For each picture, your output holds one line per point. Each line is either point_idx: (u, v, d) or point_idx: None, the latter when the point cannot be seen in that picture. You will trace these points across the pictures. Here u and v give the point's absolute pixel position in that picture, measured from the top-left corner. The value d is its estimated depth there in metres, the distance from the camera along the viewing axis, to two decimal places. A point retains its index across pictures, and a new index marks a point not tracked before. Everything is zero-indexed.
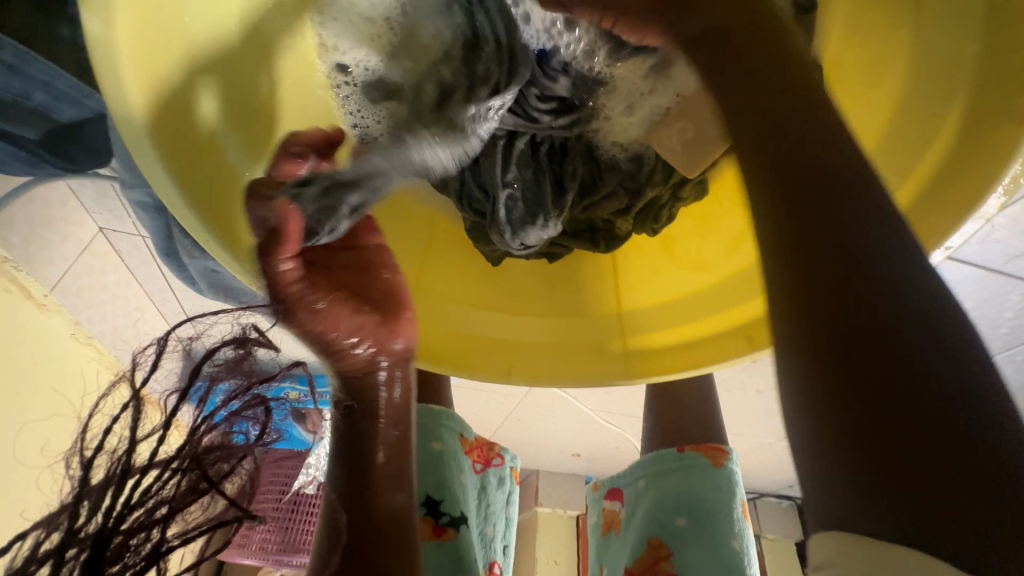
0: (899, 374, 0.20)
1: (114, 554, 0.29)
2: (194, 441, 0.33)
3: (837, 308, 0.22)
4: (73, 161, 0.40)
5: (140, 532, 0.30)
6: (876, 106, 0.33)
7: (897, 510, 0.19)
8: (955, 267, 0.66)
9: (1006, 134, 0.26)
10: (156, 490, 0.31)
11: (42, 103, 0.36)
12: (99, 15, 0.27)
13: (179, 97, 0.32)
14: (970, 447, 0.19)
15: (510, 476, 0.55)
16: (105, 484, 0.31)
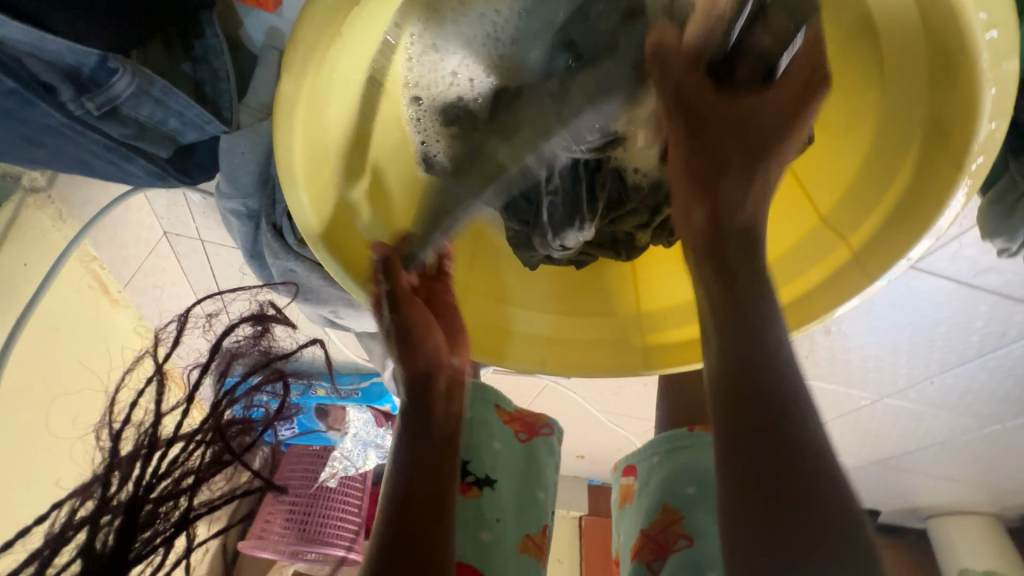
0: (784, 442, 0.28)
1: (145, 519, 0.47)
2: (215, 415, 0.53)
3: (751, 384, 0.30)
4: (188, 174, 0.48)
5: (170, 500, 0.48)
6: (854, 147, 0.42)
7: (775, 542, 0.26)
8: (930, 280, 0.74)
9: (947, 176, 0.34)
10: (184, 461, 0.51)
11: (174, 128, 0.44)
12: (290, 76, 0.35)
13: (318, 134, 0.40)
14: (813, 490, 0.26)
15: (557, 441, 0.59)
16: (129, 460, 0.49)
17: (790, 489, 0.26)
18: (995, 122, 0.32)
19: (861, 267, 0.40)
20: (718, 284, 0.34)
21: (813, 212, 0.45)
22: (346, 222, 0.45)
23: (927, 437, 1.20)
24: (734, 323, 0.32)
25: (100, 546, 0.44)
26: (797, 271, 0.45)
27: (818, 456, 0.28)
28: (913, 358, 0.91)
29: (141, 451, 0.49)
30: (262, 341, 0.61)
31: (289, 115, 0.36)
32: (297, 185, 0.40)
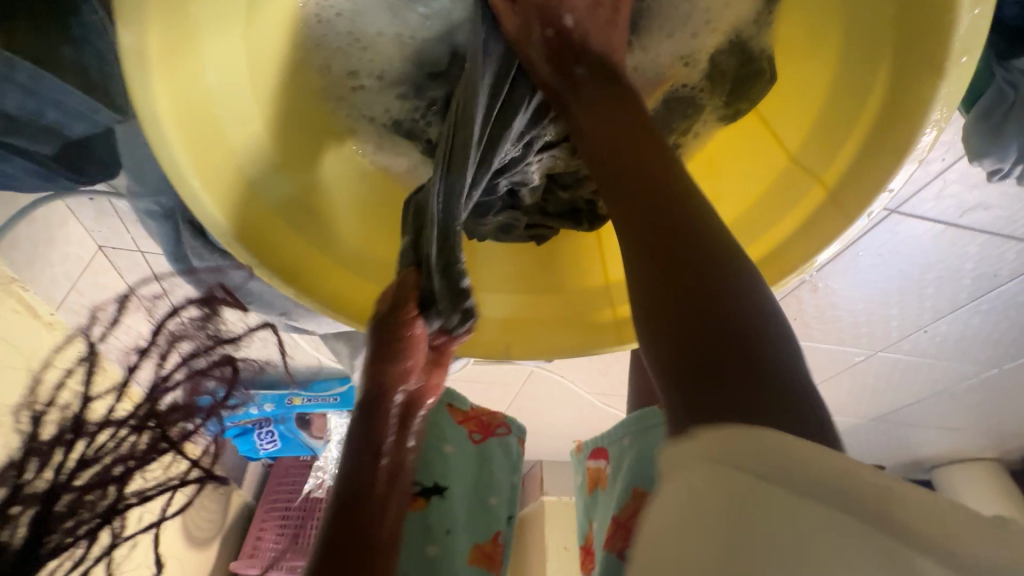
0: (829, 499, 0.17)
1: (66, 510, 0.39)
2: (154, 401, 0.43)
3: (688, 292, 0.23)
4: (83, 173, 0.43)
5: (95, 491, 0.40)
6: (821, 69, 0.36)
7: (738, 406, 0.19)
8: (916, 224, 0.70)
9: (928, 80, 0.29)
10: (114, 448, 0.42)
11: (55, 121, 0.38)
12: (131, 28, 0.28)
13: (192, 46, 0.31)
14: (778, 409, 0.19)
15: (516, 444, 0.58)
16: (49, 446, 0.40)
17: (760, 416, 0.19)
18: (978, 8, 0.27)
19: (837, 207, 0.36)
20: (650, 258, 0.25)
21: (781, 150, 0.40)
22: (234, 187, 0.36)
23: (923, 389, 1.18)
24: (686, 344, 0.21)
25: (8, 538, 0.38)
26: (773, 217, 0.40)
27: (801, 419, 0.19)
28: (903, 310, 0.88)
29: (64, 436, 0.40)
30: (211, 322, 0.49)
31: (144, 82, 0.29)
32: (171, 143, 0.32)
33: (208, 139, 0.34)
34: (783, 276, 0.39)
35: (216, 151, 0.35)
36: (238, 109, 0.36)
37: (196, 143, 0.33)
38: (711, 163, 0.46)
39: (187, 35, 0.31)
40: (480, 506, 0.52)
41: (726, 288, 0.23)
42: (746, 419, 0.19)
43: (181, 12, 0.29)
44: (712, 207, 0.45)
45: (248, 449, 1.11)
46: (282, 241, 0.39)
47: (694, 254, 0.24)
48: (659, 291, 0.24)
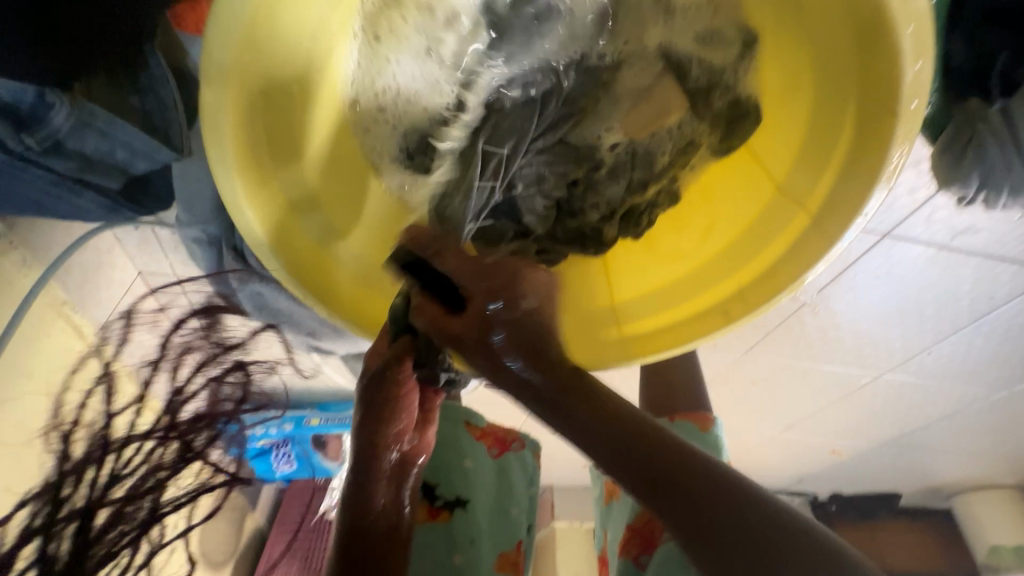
0: (720, 504, 0.28)
1: (112, 520, 0.41)
2: (173, 411, 0.45)
3: (669, 465, 0.30)
4: (141, 203, 0.48)
5: (134, 501, 0.42)
6: (799, 110, 0.41)
7: (724, 542, 0.27)
8: (909, 247, 0.73)
9: (885, 122, 0.33)
10: (146, 460, 0.44)
11: (123, 160, 0.44)
12: (212, 86, 0.34)
13: (255, 94, 0.36)
14: (732, 526, 0.28)
15: (534, 458, 0.62)
16: (84, 462, 0.42)
17: (729, 530, 0.28)
18: (920, 61, 0.30)
19: (822, 230, 0.40)
20: (610, 450, 0.32)
21: (768, 179, 0.45)
22: (292, 235, 0.42)
23: (935, 411, 1.18)
24: (653, 467, 0.30)
25: (55, 551, 0.40)
26: (764, 240, 0.44)
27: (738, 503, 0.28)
28: (906, 330, 0.90)
29: (94, 454, 0.42)
30: (214, 331, 0.49)
31: (218, 126, 0.36)
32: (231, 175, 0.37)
33: (275, 199, 0.40)
34: (773, 297, 0.43)
35: (273, 183, 0.40)
36: (290, 146, 0.40)
37: (260, 200, 0.39)
38: (707, 190, 0.51)
39: (253, 87, 0.36)
40: (499, 515, 0.54)
41: (715, 475, 0.29)
42: (705, 514, 0.28)
43: (246, 63, 0.34)
44: (707, 231, 0.50)
45: (265, 470, 1.14)
46: (328, 274, 0.44)
47: (603, 406, 0.33)
48: (618, 455, 0.31)
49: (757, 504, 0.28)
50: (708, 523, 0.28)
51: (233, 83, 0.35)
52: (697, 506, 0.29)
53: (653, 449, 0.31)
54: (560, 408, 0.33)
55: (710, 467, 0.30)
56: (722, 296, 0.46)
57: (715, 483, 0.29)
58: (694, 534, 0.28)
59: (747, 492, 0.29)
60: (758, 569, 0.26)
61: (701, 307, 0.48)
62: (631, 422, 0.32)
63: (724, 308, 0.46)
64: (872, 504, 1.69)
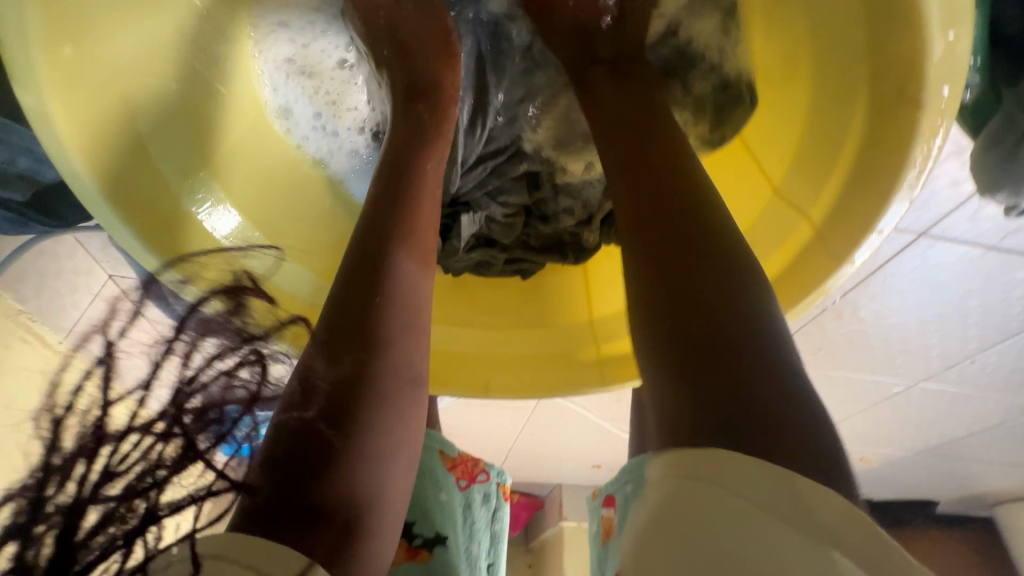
0: (747, 368, 0.21)
1: (27, 561, 0.18)
2: (187, 396, 0.21)
3: (693, 279, 0.23)
4: (59, 215, 0.43)
5: (109, 529, 0.19)
6: (790, 101, 0.34)
7: (703, 373, 0.21)
8: (949, 248, 0.63)
9: (904, 112, 0.26)
10: (140, 465, 0.20)
11: (27, 168, 0.39)
12: (34, 88, 0.28)
13: (107, 96, 0.32)
14: (752, 375, 0.20)
15: (498, 492, 0.56)
16: (82, 450, 0.20)
17: (732, 375, 0.21)
18: (952, 31, 0.24)
19: (827, 247, 0.32)
20: (651, 204, 0.26)
21: (765, 182, 0.36)
22: (194, 241, 0.35)
23: (979, 422, 1.07)
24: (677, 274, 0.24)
25: (32, 564, 0.18)
26: (760, 254, 0.36)
27: (793, 390, 0.20)
28: (945, 337, 0.80)
29: (97, 437, 0.20)
30: (245, 319, 0.26)
31: (60, 136, 0.29)
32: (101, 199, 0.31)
33: (148, 191, 0.34)
34: None
35: (163, 203, 0.34)
36: (172, 159, 0.35)
37: (134, 198, 0.33)
38: None
39: (104, 93, 0.31)
40: (466, 555, 0.50)
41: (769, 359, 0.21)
42: (721, 354, 0.21)
43: (79, 64, 0.30)
44: None
45: None
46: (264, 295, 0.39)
47: (669, 187, 0.26)
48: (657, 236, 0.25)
49: (793, 390, 0.20)
50: (721, 373, 0.21)
51: (58, 80, 0.29)
52: (714, 294, 0.22)
53: (684, 225, 0.25)
54: (652, 167, 0.28)
55: (751, 321, 0.22)
56: None
57: (747, 332, 0.22)
58: (682, 369, 0.21)
59: (781, 364, 0.21)
60: (715, 464, 0.19)
61: None
62: (695, 206, 0.26)
63: None
64: (908, 511, 1.59)
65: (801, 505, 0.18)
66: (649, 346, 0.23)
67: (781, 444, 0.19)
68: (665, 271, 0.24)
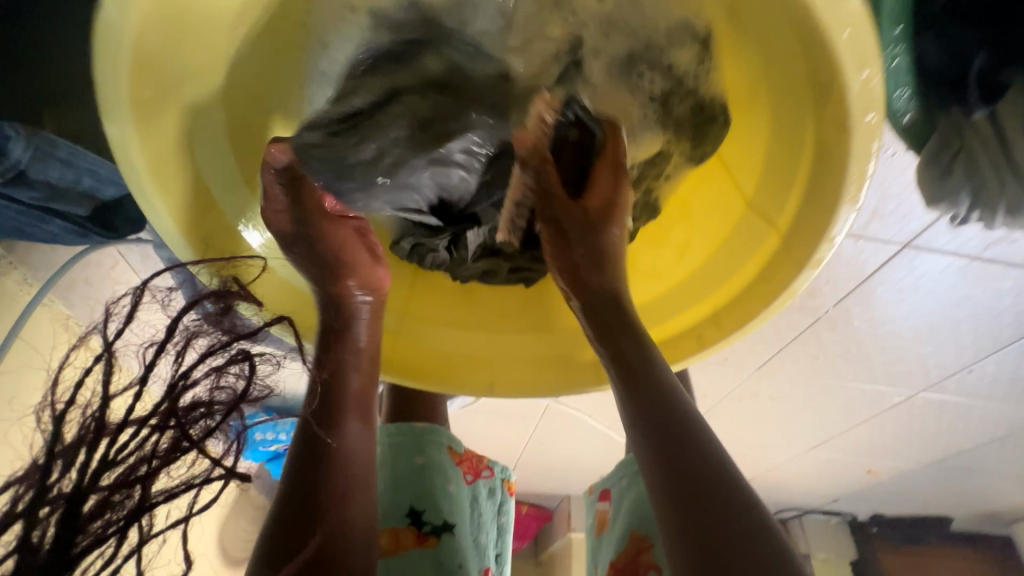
0: (700, 477, 0.30)
1: (94, 511, 0.28)
2: (173, 396, 0.30)
3: (668, 416, 0.32)
4: (114, 228, 0.49)
5: (122, 490, 0.28)
6: (760, 125, 0.38)
7: (689, 494, 0.29)
8: (934, 258, 0.66)
9: (840, 140, 0.30)
10: (137, 447, 0.30)
11: (90, 186, 0.45)
12: (116, 123, 0.33)
13: (173, 133, 0.36)
14: (710, 489, 0.29)
15: (502, 487, 0.60)
16: (76, 446, 0.29)
17: (707, 498, 0.29)
18: (865, 71, 0.28)
19: (790, 255, 0.36)
20: (623, 368, 0.35)
21: (739, 197, 0.41)
22: (239, 252, 0.40)
23: (984, 433, 1.08)
24: (656, 412, 0.33)
25: (40, 540, 0.26)
26: (737, 261, 0.40)
27: (739, 498, 0.29)
28: (940, 346, 0.82)
29: (90, 437, 0.29)
30: (229, 319, 0.35)
31: (130, 161, 0.34)
32: (163, 214, 0.36)
33: (199, 206, 0.38)
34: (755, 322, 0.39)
35: (213, 218, 0.39)
36: (223, 176, 0.40)
37: (187, 213, 0.37)
38: (685, 207, 0.45)
39: (173, 129, 0.36)
40: (474, 545, 0.53)
41: (712, 461, 0.30)
42: (693, 474, 0.30)
43: (157, 106, 0.34)
44: (684, 249, 0.44)
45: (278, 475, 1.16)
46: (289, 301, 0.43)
47: (629, 346, 0.36)
48: (633, 388, 0.34)
49: (741, 493, 0.29)
50: (702, 493, 0.29)
51: (136, 118, 0.33)
52: (679, 436, 0.31)
53: (643, 374, 0.35)
54: (615, 321, 0.38)
55: (709, 452, 0.31)
56: (699, 318, 0.42)
57: (699, 450, 0.31)
58: (671, 493, 0.30)
59: (721, 472, 0.30)
60: (712, 561, 0.27)
61: (672, 331, 0.43)
62: (648, 365, 0.35)
63: (694, 333, 0.42)
64: (920, 527, 1.57)
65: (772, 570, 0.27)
66: (656, 511, 0.30)
67: (736, 521, 0.28)
68: (646, 412, 0.33)
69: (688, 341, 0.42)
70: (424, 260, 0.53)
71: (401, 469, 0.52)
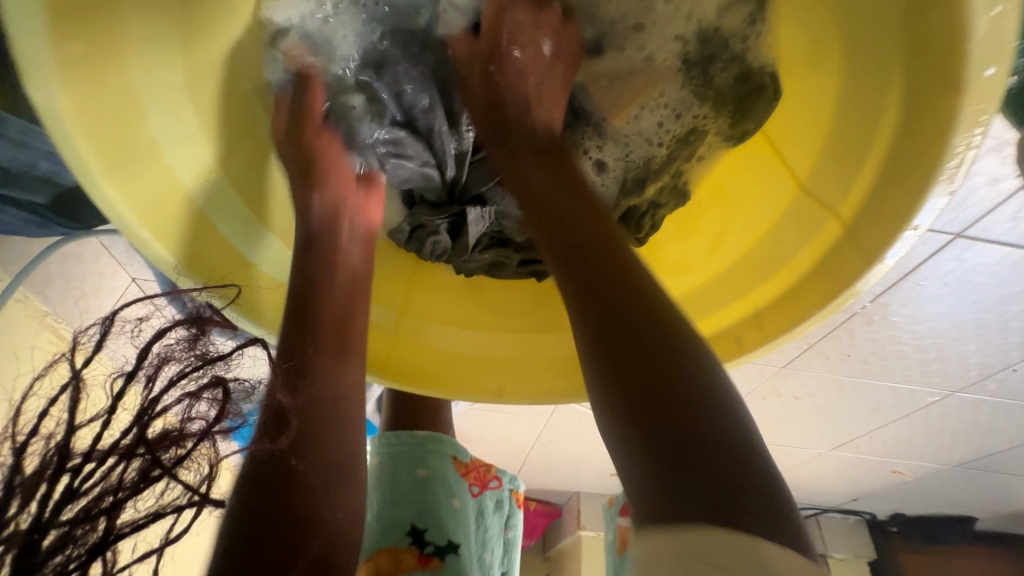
0: (674, 407, 0.19)
1: (46, 558, 0.19)
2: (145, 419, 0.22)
3: (607, 302, 0.22)
4: (80, 218, 0.44)
5: (81, 528, 0.20)
6: (820, 93, 0.32)
7: (655, 399, 0.19)
8: (989, 249, 0.60)
9: (944, 100, 0.24)
10: (105, 480, 0.21)
11: (48, 171, 0.40)
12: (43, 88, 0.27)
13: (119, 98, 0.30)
14: (689, 424, 0.19)
15: (511, 499, 0.55)
16: (40, 482, 0.20)
17: (675, 417, 0.19)
18: (999, 5, 0.22)
19: (856, 244, 0.30)
20: (564, 255, 0.25)
21: (789, 178, 0.35)
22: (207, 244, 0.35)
23: (1021, 435, 1.02)
24: (609, 302, 0.22)
25: None
26: (785, 253, 0.34)
27: (719, 435, 0.19)
28: (984, 344, 0.76)
29: (61, 467, 0.21)
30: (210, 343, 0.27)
31: (64, 133, 0.28)
32: (111, 198, 0.30)
33: (157, 189, 0.33)
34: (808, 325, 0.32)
35: (174, 204, 0.34)
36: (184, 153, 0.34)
37: (160, 215, 0.33)
38: (719, 191, 0.40)
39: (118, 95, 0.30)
40: (479, 565, 0.48)
41: (678, 347, 0.21)
42: (667, 400, 0.19)
43: (95, 65, 0.29)
44: (718, 240, 0.39)
45: None
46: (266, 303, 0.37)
47: (572, 239, 0.25)
48: (583, 283, 0.24)
49: (734, 439, 0.19)
50: (664, 437, 0.19)
51: (72, 79, 0.27)
52: (636, 331, 0.21)
53: (596, 267, 0.24)
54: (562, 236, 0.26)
55: (692, 362, 0.20)
56: (729, 323, 0.36)
57: (680, 373, 0.20)
58: (639, 411, 0.20)
59: (707, 397, 0.20)
60: (692, 546, 0.16)
61: (707, 331, 0.36)
62: (607, 256, 0.24)
63: (729, 337, 0.35)
64: (941, 527, 1.52)
65: (760, 565, 0.16)
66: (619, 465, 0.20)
67: (719, 478, 0.18)
68: (598, 303, 0.23)
69: (717, 347, 0.35)
70: (424, 248, 0.47)
71: (401, 483, 0.48)
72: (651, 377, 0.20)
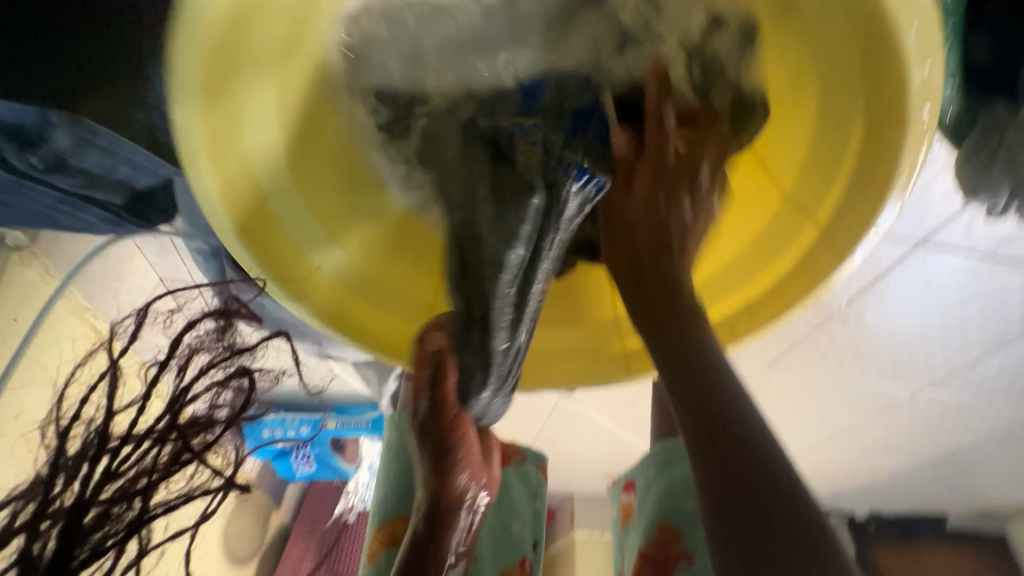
0: (773, 524, 0.25)
1: (93, 524, 0.31)
2: (173, 410, 0.34)
3: (739, 487, 0.26)
4: (146, 218, 0.49)
5: (123, 502, 0.32)
6: (800, 119, 0.39)
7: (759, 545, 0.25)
8: (947, 256, 0.68)
9: (896, 130, 0.31)
10: (139, 459, 0.33)
11: (125, 176, 0.45)
12: (182, 110, 0.32)
13: (233, 119, 0.36)
14: (774, 522, 0.25)
15: (538, 473, 0.58)
16: (75, 461, 0.32)
17: (781, 536, 0.25)
18: (926, 63, 0.29)
19: (831, 243, 0.37)
20: (707, 390, 0.30)
21: (775, 190, 0.41)
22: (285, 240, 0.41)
23: (985, 431, 1.10)
24: (725, 467, 0.27)
25: (40, 551, 0.30)
26: (774, 250, 0.41)
27: (800, 534, 0.25)
28: (947, 344, 0.84)
29: (89, 451, 0.32)
30: (230, 334, 0.41)
31: (193, 150, 0.34)
32: (215, 201, 0.36)
33: (250, 194, 0.38)
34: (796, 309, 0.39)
35: (262, 205, 0.39)
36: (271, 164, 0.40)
37: (244, 207, 0.38)
38: None
39: (232, 118, 0.35)
40: (502, 535, 0.51)
41: (790, 505, 0.25)
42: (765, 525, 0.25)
43: (223, 95, 0.34)
44: (716, 241, 0.45)
45: (285, 472, 1.15)
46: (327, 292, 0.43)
47: (717, 389, 0.30)
48: (709, 437, 0.28)
49: (817, 543, 0.24)
50: (766, 546, 0.24)
51: (201, 104, 0.33)
52: (748, 483, 0.26)
53: (720, 417, 0.29)
54: (685, 355, 0.31)
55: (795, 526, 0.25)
56: (728, 312, 0.42)
57: (771, 469, 0.27)
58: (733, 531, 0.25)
59: (788, 492, 0.26)
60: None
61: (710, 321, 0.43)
62: (736, 414, 0.29)
63: (728, 323, 0.42)
64: (916, 525, 1.60)
65: None
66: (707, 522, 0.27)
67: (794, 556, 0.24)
68: (714, 486, 0.27)
69: (712, 336, 0.42)
70: None
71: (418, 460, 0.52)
72: (740, 497, 0.26)
